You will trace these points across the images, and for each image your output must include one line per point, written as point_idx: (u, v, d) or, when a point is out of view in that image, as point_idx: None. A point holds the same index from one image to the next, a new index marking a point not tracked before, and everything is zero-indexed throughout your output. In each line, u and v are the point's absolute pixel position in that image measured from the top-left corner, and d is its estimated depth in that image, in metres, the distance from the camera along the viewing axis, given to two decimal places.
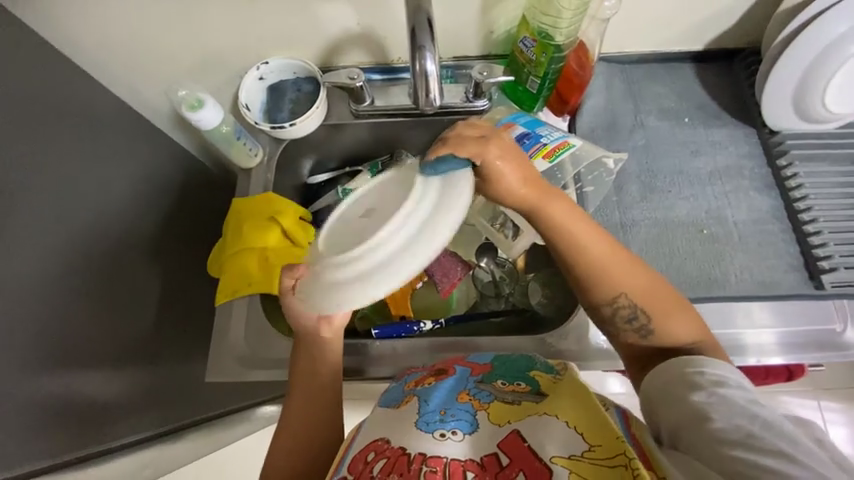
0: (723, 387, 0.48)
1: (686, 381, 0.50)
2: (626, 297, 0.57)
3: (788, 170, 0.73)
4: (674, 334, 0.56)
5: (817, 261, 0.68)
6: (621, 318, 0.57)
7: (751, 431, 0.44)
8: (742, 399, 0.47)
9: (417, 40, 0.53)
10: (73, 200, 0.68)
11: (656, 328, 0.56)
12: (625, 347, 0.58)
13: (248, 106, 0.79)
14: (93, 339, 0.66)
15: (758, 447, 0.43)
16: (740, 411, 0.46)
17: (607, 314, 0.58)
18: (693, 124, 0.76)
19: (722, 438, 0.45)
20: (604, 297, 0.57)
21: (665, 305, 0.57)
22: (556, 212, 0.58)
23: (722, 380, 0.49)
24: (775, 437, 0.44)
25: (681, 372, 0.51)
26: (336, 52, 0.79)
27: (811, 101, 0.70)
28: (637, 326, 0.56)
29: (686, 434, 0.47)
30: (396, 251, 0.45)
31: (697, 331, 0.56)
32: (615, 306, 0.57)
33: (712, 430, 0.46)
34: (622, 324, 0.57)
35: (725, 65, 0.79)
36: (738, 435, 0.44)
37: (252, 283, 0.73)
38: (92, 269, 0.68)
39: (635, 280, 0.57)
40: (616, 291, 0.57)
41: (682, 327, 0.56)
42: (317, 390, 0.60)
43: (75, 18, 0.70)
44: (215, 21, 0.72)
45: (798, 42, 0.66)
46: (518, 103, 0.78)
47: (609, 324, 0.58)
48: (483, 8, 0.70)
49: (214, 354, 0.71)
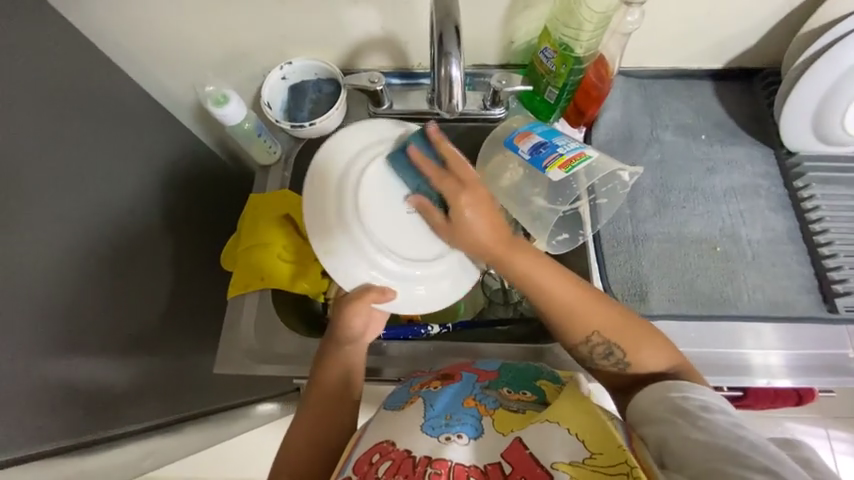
0: (706, 411, 0.49)
1: (669, 407, 0.51)
2: (598, 335, 0.57)
3: (805, 192, 0.72)
4: (651, 364, 0.56)
5: (831, 284, 0.67)
6: (597, 354, 0.57)
7: (736, 450, 0.45)
8: (726, 422, 0.48)
9: (444, 48, 0.54)
10: (94, 189, 0.70)
11: (632, 361, 0.56)
12: (607, 380, 0.59)
13: (269, 104, 0.80)
14: (105, 325, 0.67)
15: (740, 466, 0.44)
16: (725, 434, 0.47)
17: (584, 352, 0.58)
18: (710, 141, 0.76)
19: (708, 458, 0.46)
20: (579, 336, 0.57)
21: (638, 337, 0.57)
22: (518, 265, 0.59)
23: (707, 406, 0.50)
24: (762, 457, 0.45)
25: (664, 399, 0.52)
26: (358, 55, 0.80)
27: (831, 124, 0.69)
28: (614, 361, 0.57)
29: (673, 454, 0.48)
30: None
31: (676, 357, 0.56)
32: (589, 344, 0.57)
33: (698, 451, 0.47)
34: (600, 360, 0.57)
35: (745, 84, 0.79)
36: (724, 456, 0.46)
37: (264, 277, 0.73)
38: (109, 256, 0.70)
39: (609, 315, 0.57)
40: (590, 330, 0.57)
41: (658, 355, 0.56)
42: (336, 393, 0.61)
43: (108, 13, 0.72)
44: (242, 20, 0.74)
45: (821, 64, 0.66)
46: (535, 113, 0.78)
47: (586, 360, 0.58)
48: (505, 18, 0.71)
49: (223, 347, 0.72)
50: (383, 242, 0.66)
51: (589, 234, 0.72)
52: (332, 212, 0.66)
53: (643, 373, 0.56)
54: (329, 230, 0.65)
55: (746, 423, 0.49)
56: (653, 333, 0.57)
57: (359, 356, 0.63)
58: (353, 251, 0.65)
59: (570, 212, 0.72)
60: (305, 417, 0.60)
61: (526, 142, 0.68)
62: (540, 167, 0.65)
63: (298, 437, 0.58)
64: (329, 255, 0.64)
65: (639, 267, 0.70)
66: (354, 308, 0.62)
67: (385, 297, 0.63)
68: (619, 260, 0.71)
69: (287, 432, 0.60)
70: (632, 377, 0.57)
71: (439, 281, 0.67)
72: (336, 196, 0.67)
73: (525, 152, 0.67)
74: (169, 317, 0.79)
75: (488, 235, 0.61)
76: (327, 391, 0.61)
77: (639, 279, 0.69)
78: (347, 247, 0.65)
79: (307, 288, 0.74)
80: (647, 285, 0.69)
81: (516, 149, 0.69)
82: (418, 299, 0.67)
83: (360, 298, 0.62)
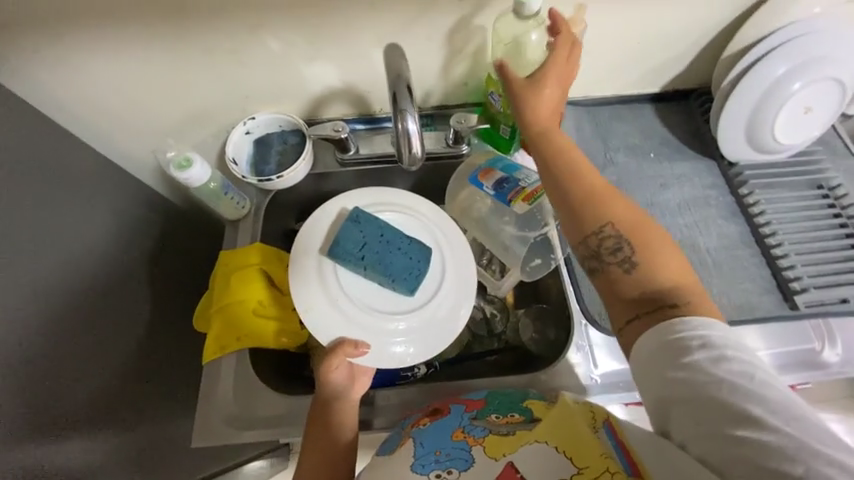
0: (685, 355, 0.45)
1: (662, 345, 0.47)
2: (611, 226, 0.55)
3: (750, 198, 0.77)
4: (660, 277, 0.51)
5: (788, 282, 0.71)
6: (606, 248, 0.54)
7: (722, 401, 0.43)
8: (707, 361, 0.44)
9: (399, 104, 0.56)
10: (53, 265, 0.67)
11: (641, 265, 0.52)
12: (614, 298, 0.53)
13: (235, 159, 0.81)
14: (68, 409, 0.62)
15: (726, 417, 0.42)
16: (706, 379, 0.44)
17: (592, 244, 0.55)
18: (659, 159, 0.82)
19: (699, 418, 0.43)
20: (589, 223, 0.55)
21: (657, 244, 0.54)
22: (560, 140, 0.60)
23: (686, 345, 0.46)
24: (746, 402, 0.42)
25: (660, 334, 0.47)
26: (320, 106, 0.82)
27: (761, 135, 0.76)
28: (622, 259, 0.53)
29: (670, 418, 0.46)
30: (444, 279, 0.70)
31: (693, 284, 0.51)
32: (600, 236, 0.55)
33: (689, 409, 0.44)
34: (607, 255, 0.54)
35: (682, 104, 0.86)
36: (714, 410, 0.43)
37: (241, 337, 0.71)
38: (73, 334, 0.66)
39: (629, 215, 0.55)
40: (603, 219, 0.55)
41: (671, 271, 0.52)
42: (337, 439, 0.59)
43: (63, 85, 0.72)
44: (204, 83, 0.75)
45: (744, 84, 0.72)
46: (496, 148, 0.82)
47: (593, 259, 0.55)
48: (457, 63, 0.76)
49: (201, 417, 0.68)
50: (362, 299, 0.68)
51: (560, 258, 0.75)
52: (306, 268, 0.68)
53: (652, 289, 0.51)
54: (305, 278, 0.67)
55: (730, 351, 0.44)
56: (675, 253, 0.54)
57: (355, 401, 0.62)
58: (329, 308, 0.66)
59: (540, 238, 0.75)
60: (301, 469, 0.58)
61: (490, 179, 0.71)
62: (505, 202, 0.69)
63: None
64: (308, 313, 0.66)
65: None
66: (330, 365, 0.61)
67: (358, 352, 0.63)
68: None
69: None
70: (637, 290, 0.51)
71: (415, 336, 0.67)
72: (313, 260, 0.69)
73: (489, 188, 0.71)
74: (139, 388, 0.75)
75: (550, 105, 0.61)
76: (315, 447, 0.59)
77: None
78: (326, 306, 0.66)
79: (287, 342, 0.73)
80: None
81: (481, 185, 0.72)
82: (397, 353, 0.66)
83: (334, 352, 0.62)
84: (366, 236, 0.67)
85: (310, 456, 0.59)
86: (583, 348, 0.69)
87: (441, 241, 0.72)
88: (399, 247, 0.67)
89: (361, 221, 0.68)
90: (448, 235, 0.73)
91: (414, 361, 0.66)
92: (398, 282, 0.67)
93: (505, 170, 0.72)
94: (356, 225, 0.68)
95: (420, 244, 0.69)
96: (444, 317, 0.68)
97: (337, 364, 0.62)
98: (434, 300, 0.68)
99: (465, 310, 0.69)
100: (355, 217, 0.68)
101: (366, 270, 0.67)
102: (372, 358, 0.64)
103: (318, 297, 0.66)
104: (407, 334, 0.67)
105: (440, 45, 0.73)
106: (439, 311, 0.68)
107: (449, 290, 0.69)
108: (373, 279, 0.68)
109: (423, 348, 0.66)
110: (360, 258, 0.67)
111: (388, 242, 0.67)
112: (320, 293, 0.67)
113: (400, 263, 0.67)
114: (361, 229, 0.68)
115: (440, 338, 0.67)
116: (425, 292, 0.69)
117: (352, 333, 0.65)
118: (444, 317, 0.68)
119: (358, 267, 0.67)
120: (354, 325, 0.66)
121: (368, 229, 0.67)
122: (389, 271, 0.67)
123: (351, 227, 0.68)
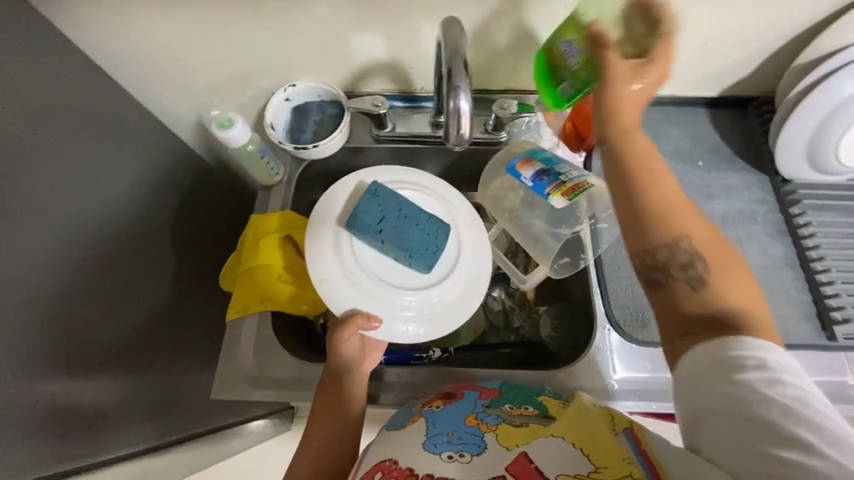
0: (737, 372, 0.45)
1: (720, 357, 0.46)
2: (688, 241, 0.52)
3: (801, 218, 0.73)
4: (731, 297, 0.50)
5: (829, 311, 0.68)
6: (677, 262, 0.52)
7: (767, 421, 0.42)
8: (760, 381, 0.44)
9: (454, 81, 0.54)
10: (88, 212, 0.69)
11: (711, 282, 0.51)
12: (672, 308, 0.52)
13: (273, 125, 0.81)
14: (97, 349, 0.66)
15: (770, 437, 0.41)
16: (756, 397, 0.43)
17: (662, 257, 0.52)
18: (707, 168, 0.78)
19: (739, 434, 0.43)
20: (663, 235, 0.53)
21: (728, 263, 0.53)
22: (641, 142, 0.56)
23: (739, 362, 0.45)
24: (794, 426, 0.41)
25: (716, 348, 0.47)
26: (361, 79, 0.81)
27: (824, 153, 0.70)
28: (692, 277, 0.51)
29: (703, 434, 0.45)
30: (461, 260, 0.70)
31: (760, 309, 0.50)
32: (673, 249, 0.52)
33: (730, 425, 0.44)
34: (675, 270, 0.52)
35: (739, 112, 0.81)
36: (758, 428, 0.42)
37: (264, 300, 0.73)
38: (103, 279, 0.68)
39: (703, 232, 0.53)
40: (678, 232, 0.52)
41: (742, 293, 0.50)
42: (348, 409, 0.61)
43: (115, 35, 0.72)
44: (250, 44, 0.75)
45: (813, 97, 0.67)
46: (544, 100, 0.71)
47: (661, 271, 0.52)
48: (508, 46, 0.73)
49: (222, 371, 0.71)
50: (378, 271, 0.68)
51: (591, 259, 0.73)
52: (328, 240, 0.68)
53: (721, 313, 0.49)
54: (318, 239, 0.68)
55: (785, 375, 0.44)
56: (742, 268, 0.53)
57: (364, 374, 0.63)
58: (346, 283, 0.66)
59: (571, 237, 0.73)
60: (313, 433, 0.60)
61: (530, 169, 0.69)
62: (543, 194, 0.67)
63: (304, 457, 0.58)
64: (323, 285, 0.66)
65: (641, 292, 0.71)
66: (336, 335, 0.62)
67: (370, 324, 0.63)
68: (621, 284, 0.72)
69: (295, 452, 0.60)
70: (701, 308, 0.50)
71: (425, 313, 0.67)
72: (330, 231, 0.69)
73: (527, 179, 0.69)
74: (161, 338, 0.78)
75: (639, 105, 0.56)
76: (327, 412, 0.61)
77: (640, 306, 0.70)
78: (341, 279, 0.66)
79: (307, 309, 0.74)
80: (648, 313, 0.70)
81: (519, 175, 0.70)
82: (405, 330, 0.66)
83: (345, 323, 0.63)
84: (383, 209, 0.66)
85: (323, 420, 0.61)
86: (604, 351, 0.68)
87: (460, 226, 0.72)
88: (418, 224, 0.65)
89: (379, 193, 0.66)
90: (469, 218, 0.73)
91: (421, 339, 0.66)
92: (415, 258, 0.65)
93: (547, 163, 0.69)
94: (375, 198, 0.66)
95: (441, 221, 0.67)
96: (456, 297, 0.68)
97: (346, 334, 0.62)
98: (445, 278, 0.68)
99: (476, 298, 0.69)
100: (373, 190, 0.67)
101: (383, 243, 0.66)
102: (379, 334, 0.64)
103: (334, 269, 0.66)
104: (418, 311, 0.67)
105: (491, 27, 0.70)
106: (450, 292, 0.68)
107: (464, 270, 0.69)
108: (389, 253, 0.67)
109: (432, 327, 0.67)
110: (377, 231, 0.65)
111: (407, 217, 0.65)
112: (336, 265, 0.67)
113: (418, 238, 0.65)
114: (379, 201, 0.66)
115: (448, 317, 0.67)
116: (441, 269, 0.69)
117: (362, 305, 0.65)
118: (455, 297, 0.68)
119: (376, 240, 0.66)
120: (366, 299, 0.66)
121: (386, 202, 0.66)
122: (408, 247, 0.65)
123: (369, 200, 0.66)
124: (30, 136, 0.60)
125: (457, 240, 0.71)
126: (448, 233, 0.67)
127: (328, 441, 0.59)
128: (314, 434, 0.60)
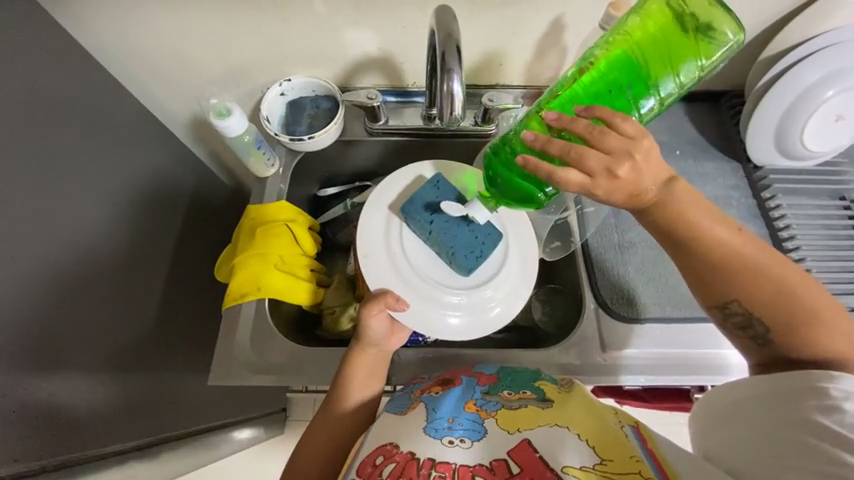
0: (796, 399, 0.49)
1: (793, 391, 0.50)
2: (739, 304, 0.54)
3: (772, 202, 0.78)
4: (810, 346, 0.51)
5: None
6: (733, 322, 0.56)
7: (815, 444, 0.46)
8: (818, 409, 0.47)
9: (447, 63, 0.58)
10: (81, 201, 0.69)
11: (779, 337, 0.53)
12: (742, 350, 0.57)
13: (268, 118, 0.83)
14: (90, 341, 0.65)
15: (817, 458, 0.45)
16: (810, 422, 0.47)
17: (717, 319, 0.57)
18: (684, 156, 0.82)
19: (782, 453, 0.48)
20: (718, 304, 0.56)
21: (807, 316, 0.52)
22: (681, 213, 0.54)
23: (805, 392, 0.49)
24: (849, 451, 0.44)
25: (777, 381, 0.51)
26: (355, 74, 0.84)
27: (790, 139, 0.76)
28: (752, 335, 0.55)
29: (740, 453, 0.52)
30: (501, 262, 0.68)
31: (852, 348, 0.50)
32: (728, 312, 0.56)
33: (777, 451, 0.48)
34: (736, 329, 0.56)
35: (712, 105, 0.86)
36: (802, 449, 0.47)
37: (261, 287, 0.72)
38: (94, 269, 0.68)
39: (762, 291, 0.53)
40: (733, 300, 0.54)
41: (828, 340, 0.50)
42: (360, 397, 0.63)
43: (110, 29, 0.74)
44: (246, 37, 0.76)
45: (778, 86, 0.72)
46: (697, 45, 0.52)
47: (720, 326, 0.58)
48: (495, 42, 0.77)
49: (217, 360, 0.70)
50: (419, 265, 0.67)
51: (579, 242, 0.76)
52: (380, 235, 0.68)
53: (802, 358, 0.52)
54: (371, 235, 0.68)
55: (848, 404, 0.46)
56: (824, 299, 0.52)
57: (387, 350, 0.65)
58: (391, 271, 0.66)
59: (560, 222, 0.79)
60: (328, 417, 0.62)
61: None
62: None
63: (314, 438, 0.61)
64: (367, 259, 0.66)
65: (627, 274, 0.74)
66: (366, 324, 0.62)
67: (398, 306, 0.63)
68: (609, 265, 0.74)
69: (309, 424, 0.63)
70: (770, 355, 0.54)
71: (465, 309, 0.66)
72: (382, 216, 0.69)
73: None
74: (153, 331, 0.77)
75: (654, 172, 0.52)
76: (348, 401, 0.62)
77: (627, 286, 0.73)
78: (385, 260, 0.66)
79: (304, 297, 0.76)
80: (634, 291, 0.72)
81: None
82: (440, 322, 0.65)
83: (376, 300, 0.62)
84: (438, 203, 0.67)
85: (342, 408, 0.62)
86: (592, 329, 0.71)
87: (510, 233, 0.70)
88: (465, 222, 0.66)
89: (441, 187, 0.68)
90: (523, 221, 0.71)
91: (456, 336, 0.66)
92: (457, 258, 0.65)
93: None
94: (435, 189, 0.67)
95: (494, 227, 0.66)
96: (501, 295, 0.67)
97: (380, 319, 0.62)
98: (490, 282, 0.67)
99: (520, 302, 0.68)
100: (435, 180, 0.68)
101: (431, 236, 0.66)
102: (413, 322, 0.64)
103: (381, 250, 0.67)
104: (459, 309, 0.66)
105: (482, 22, 0.73)
106: (498, 292, 0.67)
107: (505, 274, 0.68)
108: (433, 247, 0.66)
109: (471, 323, 0.66)
110: (427, 221, 0.66)
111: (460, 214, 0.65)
112: (382, 245, 0.67)
113: (465, 239, 0.65)
114: (439, 195, 0.67)
115: (489, 320, 0.67)
116: (486, 274, 0.68)
117: (399, 289, 0.65)
118: (501, 296, 0.67)
119: (424, 230, 0.66)
120: (403, 287, 0.65)
121: (444, 195, 0.67)
122: (450, 245, 0.65)
123: (429, 191, 0.67)
124: (18, 124, 0.61)
125: (508, 245, 0.69)
126: (497, 243, 0.66)
127: (339, 427, 0.62)
128: (326, 419, 0.63)
